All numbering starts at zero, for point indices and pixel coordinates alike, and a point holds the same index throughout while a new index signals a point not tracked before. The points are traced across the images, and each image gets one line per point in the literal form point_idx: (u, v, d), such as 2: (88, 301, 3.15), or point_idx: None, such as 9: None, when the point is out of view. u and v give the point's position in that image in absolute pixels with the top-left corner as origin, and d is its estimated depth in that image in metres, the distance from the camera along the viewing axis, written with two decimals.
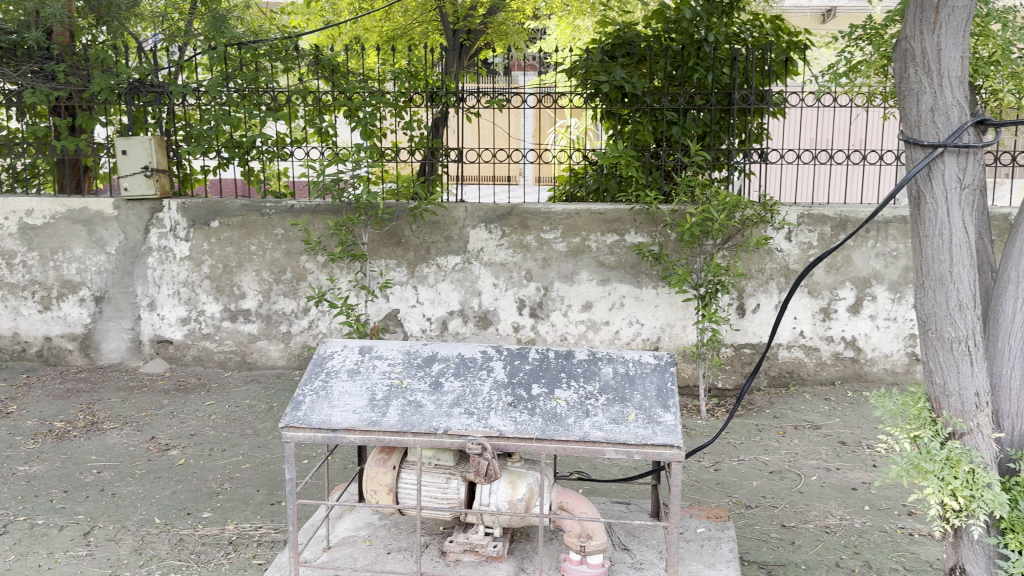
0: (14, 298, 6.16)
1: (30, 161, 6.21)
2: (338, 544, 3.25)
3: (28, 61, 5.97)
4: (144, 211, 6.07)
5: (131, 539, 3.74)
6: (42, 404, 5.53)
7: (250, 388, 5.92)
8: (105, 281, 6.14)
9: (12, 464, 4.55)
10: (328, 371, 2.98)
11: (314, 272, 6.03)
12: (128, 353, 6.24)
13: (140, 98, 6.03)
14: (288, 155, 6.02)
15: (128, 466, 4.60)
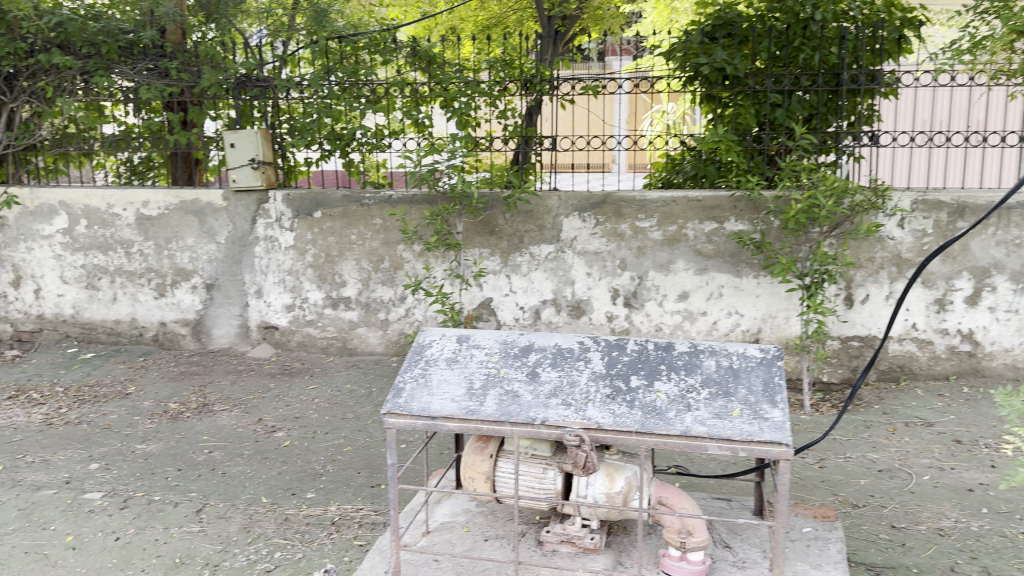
0: (132, 285, 6.49)
1: (145, 154, 6.53)
2: (437, 529, 3.28)
3: (143, 59, 6.28)
4: (251, 202, 6.29)
5: (240, 516, 3.89)
6: (158, 386, 5.82)
7: (350, 374, 6.07)
8: (215, 269, 6.40)
9: (131, 442, 4.81)
10: (427, 359, 3.00)
11: (410, 261, 6.13)
12: (237, 338, 6.50)
13: (246, 93, 6.25)
14: (387, 147, 6.17)
15: (236, 447, 4.80)
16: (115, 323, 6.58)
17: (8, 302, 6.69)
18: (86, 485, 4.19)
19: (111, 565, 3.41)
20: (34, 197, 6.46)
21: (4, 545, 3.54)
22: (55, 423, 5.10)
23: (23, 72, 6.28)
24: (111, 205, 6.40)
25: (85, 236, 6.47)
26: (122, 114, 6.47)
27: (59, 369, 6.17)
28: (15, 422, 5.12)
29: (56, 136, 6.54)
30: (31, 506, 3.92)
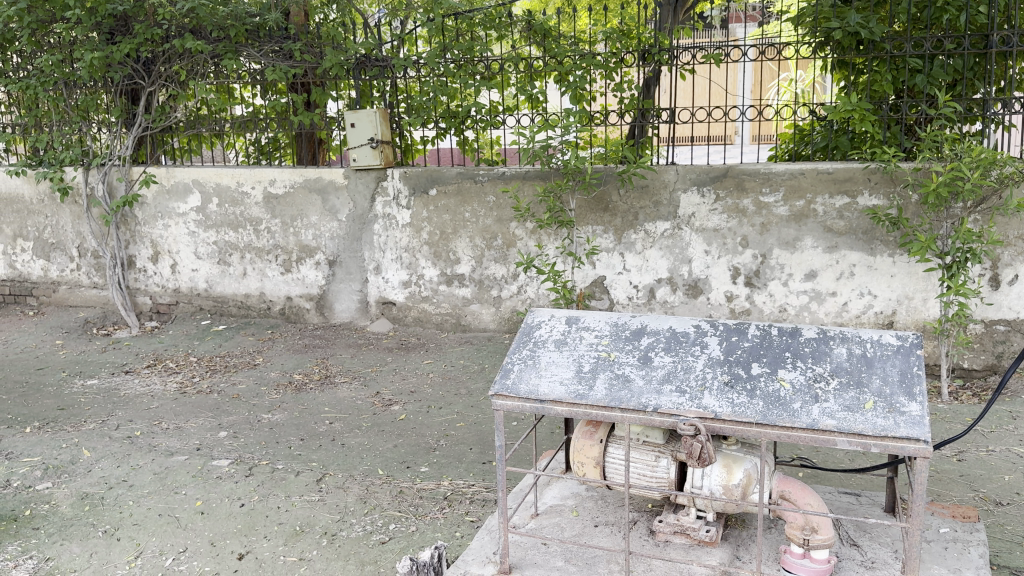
0: (261, 261, 6.77)
1: (272, 135, 6.74)
2: (546, 512, 3.25)
3: (269, 41, 6.47)
4: (370, 180, 6.39)
5: (357, 487, 3.98)
6: (283, 358, 6.07)
7: (464, 350, 6.12)
8: (336, 246, 6.57)
9: (258, 412, 5.04)
10: (535, 341, 2.95)
11: (523, 238, 6.10)
12: (357, 313, 6.70)
13: (366, 72, 6.35)
14: (501, 124, 6.15)
15: (355, 419, 4.93)
16: (245, 297, 6.90)
17: (148, 276, 7.13)
18: (215, 452, 4.41)
19: (236, 530, 3.57)
20: (170, 176, 6.81)
21: (141, 507, 3.77)
22: (189, 391, 5.41)
23: (159, 57, 6.63)
24: (240, 183, 6.66)
25: (217, 214, 6.77)
26: (251, 96, 6.69)
27: (194, 340, 6.54)
28: (154, 390, 5.46)
29: (190, 118, 6.85)
30: (166, 470, 4.16)
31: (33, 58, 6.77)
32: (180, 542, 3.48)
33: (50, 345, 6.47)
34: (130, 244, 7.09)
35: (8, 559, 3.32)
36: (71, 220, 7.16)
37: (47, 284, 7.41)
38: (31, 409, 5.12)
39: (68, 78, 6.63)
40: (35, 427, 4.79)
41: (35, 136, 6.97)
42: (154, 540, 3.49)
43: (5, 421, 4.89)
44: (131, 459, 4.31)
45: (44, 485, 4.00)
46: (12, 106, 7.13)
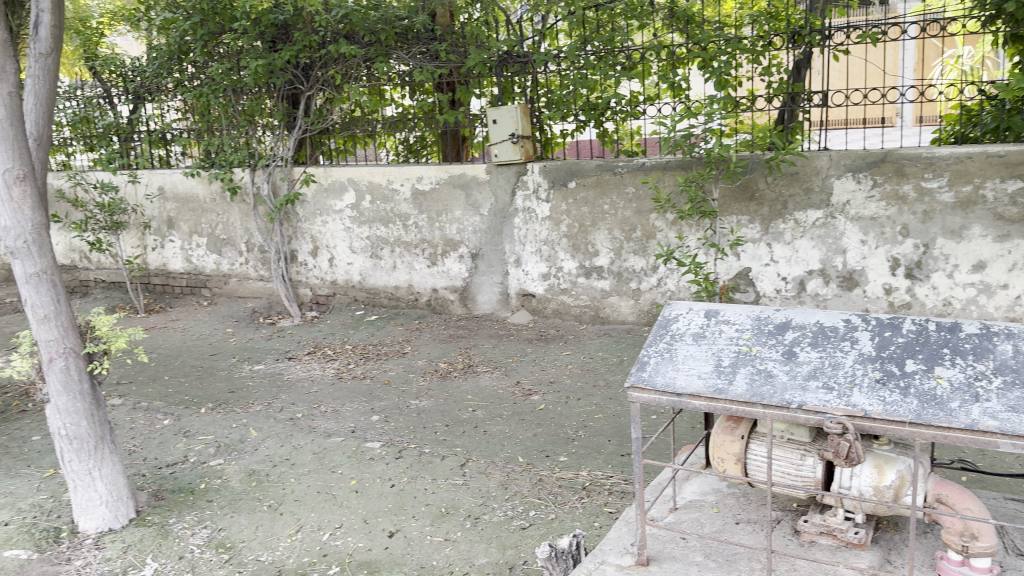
0: (409, 254, 7.07)
1: (420, 133, 7.01)
2: (685, 506, 3.24)
3: (417, 43, 6.74)
4: (511, 174, 6.52)
5: (499, 474, 4.11)
6: (429, 347, 6.32)
7: (603, 342, 6.14)
8: (479, 239, 6.76)
9: (407, 398, 5.28)
10: (673, 334, 2.93)
11: (664, 229, 6.03)
12: (499, 305, 6.87)
13: (508, 69, 6.48)
14: (641, 114, 6.15)
15: (497, 407, 5.07)
16: (395, 288, 7.23)
17: (308, 269, 7.61)
18: (368, 434, 4.67)
19: (387, 509, 3.78)
20: (328, 175, 7.24)
21: (301, 484, 4.06)
22: (344, 377, 5.76)
23: (316, 63, 7.00)
24: (391, 180, 6.97)
25: (369, 210, 7.13)
26: (399, 97, 6.93)
27: (349, 329, 6.92)
28: (313, 375, 5.85)
29: (345, 120, 7.23)
30: (323, 451, 4.45)
31: (205, 68, 7.37)
32: (336, 518, 3.72)
33: (222, 333, 7.05)
34: (292, 239, 7.59)
35: (187, 527, 3.67)
36: (240, 218, 7.77)
37: (219, 277, 8.07)
38: (205, 391, 5.61)
39: (235, 85, 7.17)
40: (209, 408, 5.25)
41: (207, 140, 7.55)
42: (313, 516, 3.75)
43: (184, 402, 5.40)
44: (292, 439, 4.64)
45: (217, 461, 4.38)
46: (186, 113, 7.74)
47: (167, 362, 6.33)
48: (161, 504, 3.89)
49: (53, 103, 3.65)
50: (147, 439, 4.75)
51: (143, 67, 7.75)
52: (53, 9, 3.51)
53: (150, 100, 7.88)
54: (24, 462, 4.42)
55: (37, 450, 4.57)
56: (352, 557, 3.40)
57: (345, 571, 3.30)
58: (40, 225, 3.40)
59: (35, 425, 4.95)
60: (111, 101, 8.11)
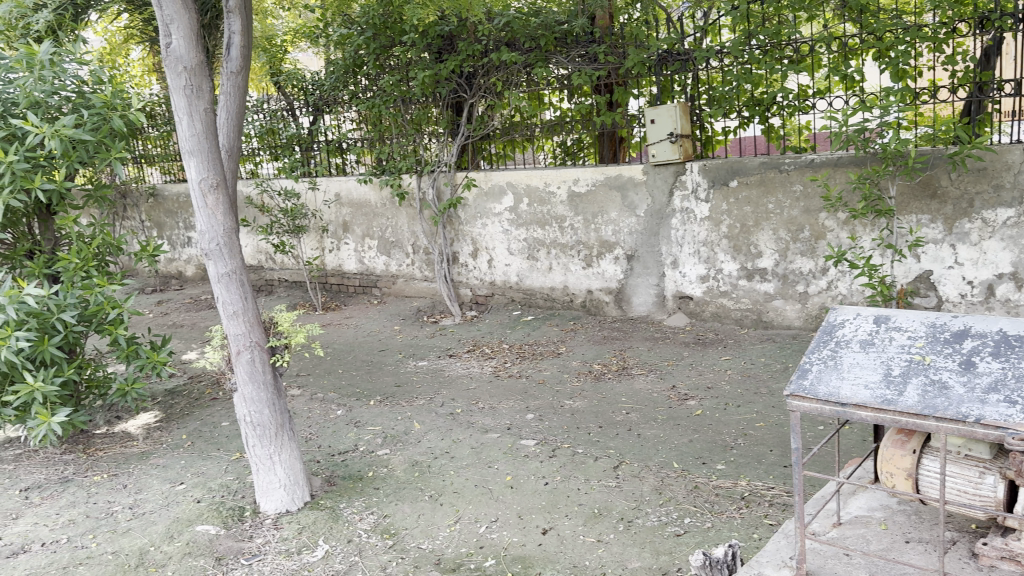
0: (565, 256, 7.13)
1: (576, 136, 7.04)
2: (849, 522, 3.07)
3: (576, 47, 6.80)
4: (669, 175, 6.42)
5: (653, 478, 4.07)
6: (585, 348, 6.35)
7: (766, 347, 5.91)
8: (635, 241, 6.71)
9: (561, 398, 5.34)
10: (838, 341, 2.78)
11: (834, 229, 5.74)
12: (655, 307, 6.79)
13: (667, 68, 6.40)
14: (811, 108, 5.79)
15: (652, 410, 5.02)
16: (551, 290, 7.31)
17: (468, 270, 7.86)
18: (523, 432, 4.78)
19: (541, 506, 3.85)
20: (488, 179, 7.44)
21: (460, 477, 4.22)
22: (502, 375, 5.91)
23: (479, 71, 7.22)
24: (548, 183, 7.07)
25: (527, 212, 7.26)
26: (558, 101, 6.99)
27: (506, 329, 7.09)
28: (472, 372, 6.06)
29: (505, 125, 7.37)
30: (481, 446, 4.60)
31: (377, 80, 7.82)
32: (492, 512, 3.83)
33: (389, 330, 7.44)
34: (454, 242, 7.87)
35: (355, 512, 3.92)
36: (407, 221, 8.17)
37: (388, 277, 8.51)
38: (374, 384, 5.96)
39: (405, 95, 7.56)
40: (377, 400, 5.57)
41: (379, 149, 7.99)
42: (470, 508, 3.89)
43: (355, 394, 5.75)
44: (452, 433, 4.83)
45: (383, 451, 4.64)
46: (360, 123, 8.20)
47: (340, 356, 6.76)
48: (333, 489, 4.18)
49: (241, 118, 4.02)
50: (321, 428, 5.11)
51: (321, 81, 8.36)
52: (243, 31, 3.88)
53: (328, 112, 8.45)
54: (215, 445, 4.89)
55: (227, 435, 5.04)
56: (507, 551, 3.49)
57: (500, 564, 3.39)
58: (230, 229, 3.75)
59: (225, 412, 5.46)
60: (293, 113, 8.77)
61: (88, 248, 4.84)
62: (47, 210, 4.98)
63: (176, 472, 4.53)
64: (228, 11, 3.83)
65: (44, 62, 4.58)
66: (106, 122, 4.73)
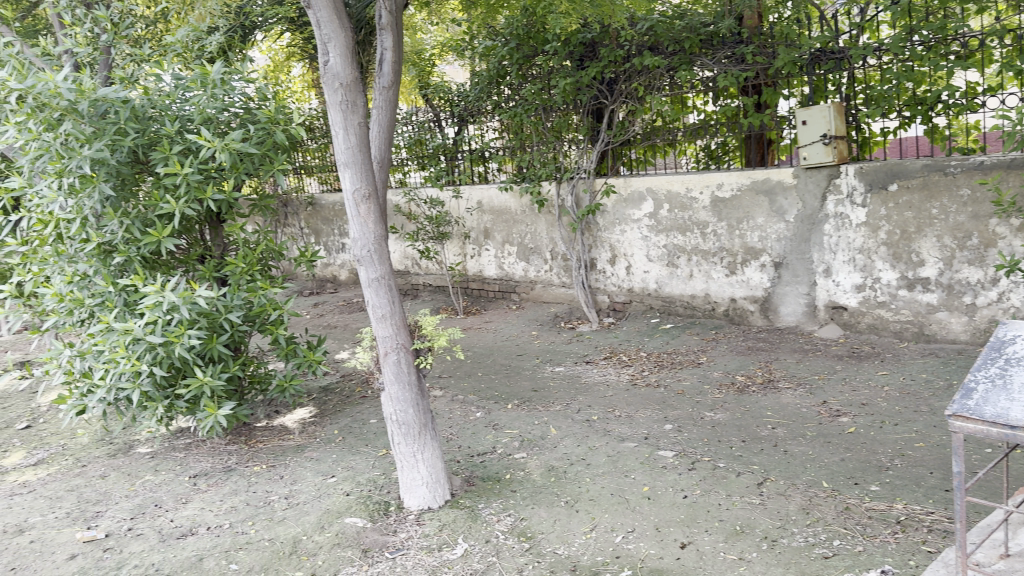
0: (707, 263, 6.97)
1: (721, 139, 6.86)
2: (1020, 554, 2.83)
3: (722, 48, 6.65)
4: (822, 178, 6.16)
5: (799, 497, 3.91)
6: (728, 359, 6.18)
7: (927, 362, 5.54)
8: (784, 248, 6.47)
9: (702, 410, 5.23)
10: (1007, 358, 2.59)
11: (1006, 237, 5.31)
12: (804, 317, 6.51)
13: (821, 67, 6.17)
14: (980, 107, 5.41)
15: (800, 426, 4.82)
16: (692, 297, 7.17)
17: (606, 277, 7.83)
18: (661, 443, 4.72)
19: (679, 520, 3.78)
20: (628, 185, 7.39)
21: (597, 485, 4.22)
22: (640, 383, 5.85)
23: (621, 76, 7.19)
24: (690, 189, 6.93)
25: (668, 218, 7.15)
26: (702, 104, 6.89)
27: (645, 337, 7.01)
28: (610, 380, 6.03)
29: (647, 130, 7.29)
30: (618, 454, 4.58)
31: (519, 89, 7.97)
32: (629, 522, 3.81)
33: (528, 335, 7.54)
34: (593, 248, 7.85)
35: (493, 513, 4.01)
36: (546, 228, 8.25)
37: (527, 282, 8.63)
38: (512, 389, 6.06)
39: (546, 104, 7.66)
40: (515, 404, 5.67)
41: (520, 156, 8.13)
42: (607, 517, 3.88)
43: (494, 398, 5.88)
44: (589, 440, 4.84)
45: (520, 455, 4.72)
46: (503, 132, 8.38)
47: (480, 360, 6.93)
48: (473, 489, 4.29)
49: (392, 130, 4.20)
50: (462, 429, 5.26)
51: (467, 92, 8.63)
52: (394, 47, 4.05)
53: (472, 122, 8.69)
54: (364, 441, 5.13)
55: (374, 431, 5.28)
56: (645, 563, 3.46)
57: None
58: (380, 237, 3.93)
59: (372, 410, 5.72)
60: (440, 124, 9.08)
61: (253, 254, 5.21)
62: (218, 218, 5.40)
63: (327, 465, 4.80)
64: (380, 28, 4.02)
65: (216, 81, 4.97)
66: (270, 136, 5.10)
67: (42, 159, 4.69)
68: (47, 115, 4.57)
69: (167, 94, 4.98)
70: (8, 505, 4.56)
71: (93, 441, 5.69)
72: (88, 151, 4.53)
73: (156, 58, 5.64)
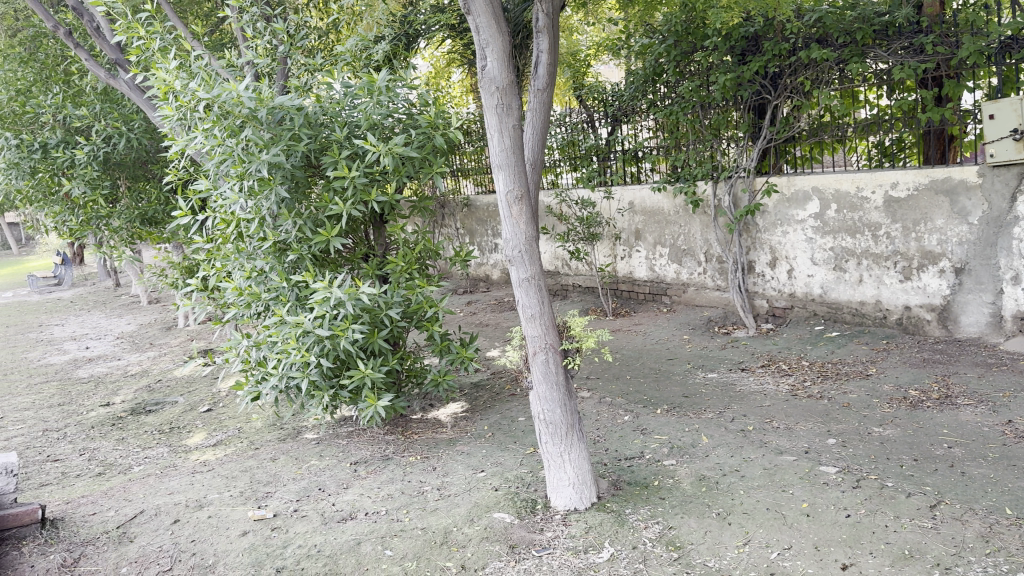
0: (879, 268, 6.54)
1: (897, 135, 6.39)
2: None
3: (899, 39, 6.20)
4: (1011, 177, 5.63)
5: (978, 523, 3.58)
6: (899, 371, 5.78)
7: None
8: (966, 252, 5.97)
9: (868, 424, 4.92)
10: None
11: None
12: (988, 328, 5.98)
13: (1012, 56, 5.67)
14: None
15: (980, 447, 4.42)
16: (860, 304, 6.76)
17: (766, 281, 7.52)
18: (823, 457, 4.47)
19: (841, 539, 3.57)
20: (791, 184, 7.07)
21: (751, 498, 4.05)
22: (799, 394, 5.57)
23: (786, 70, 6.89)
24: (861, 188, 6.53)
25: (835, 219, 6.77)
26: (875, 98, 6.46)
27: (806, 345, 6.68)
28: (767, 389, 5.79)
29: (813, 126, 6.91)
30: (774, 467, 4.39)
31: (676, 87, 7.80)
32: (785, 539, 3.64)
33: (679, 339, 7.38)
34: (751, 250, 7.57)
35: (641, 519, 3.94)
36: (701, 229, 8.05)
37: (679, 285, 8.44)
38: (662, 393, 5.95)
39: (704, 101, 7.46)
40: (666, 410, 5.56)
41: (675, 155, 7.98)
42: (762, 531, 3.72)
43: (644, 402, 5.79)
44: (744, 450, 4.67)
45: (670, 461, 4.62)
46: (658, 131, 8.23)
47: (629, 363, 6.86)
48: (621, 493, 4.24)
49: (545, 131, 4.23)
50: (610, 431, 5.23)
51: (621, 91, 8.53)
52: (550, 49, 4.08)
53: (626, 122, 8.60)
54: (513, 438, 5.21)
55: (523, 429, 5.34)
56: None
57: None
58: (531, 237, 3.96)
59: (521, 408, 5.79)
60: (593, 125, 9.06)
61: (412, 253, 5.41)
62: (381, 218, 5.66)
63: (478, 460, 4.90)
64: (537, 30, 4.06)
65: (382, 88, 5.19)
66: (430, 140, 5.27)
67: (226, 163, 5.06)
68: (230, 122, 4.94)
69: (337, 101, 5.26)
70: (191, 481, 4.98)
71: (265, 426, 6.11)
72: (267, 156, 4.87)
73: (327, 67, 5.98)
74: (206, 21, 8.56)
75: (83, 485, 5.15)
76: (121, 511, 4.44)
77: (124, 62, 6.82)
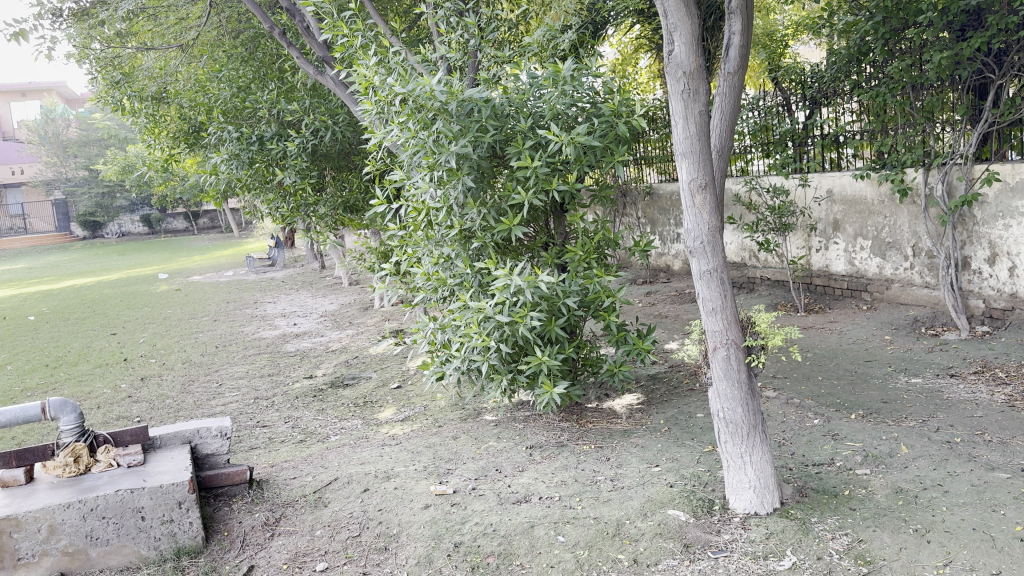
0: None
1: None
2: None
3: None
4: None
5: None
6: None
7: None
8: None
9: None
10: None
11: None
12: None
13: None
14: None
15: None
16: None
17: (983, 279, 6.78)
18: None
19: None
20: (1016, 171, 6.32)
21: (955, 516, 3.69)
22: (1018, 406, 4.99)
23: (1014, 46, 6.25)
24: None
25: None
26: None
27: None
28: (979, 398, 5.24)
29: None
30: (984, 485, 3.96)
31: (884, 66, 7.24)
32: (994, 563, 3.29)
33: (879, 339, 6.85)
34: (967, 244, 6.86)
35: (828, 529, 3.71)
36: (908, 221, 7.40)
37: (882, 281, 7.83)
38: (858, 397, 5.56)
39: (916, 81, 6.85)
40: (860, 415, 5.19)
41: (881, 141, 7.37)
42: (966, 553, 3.38)
43: (835, 405, 5.44)
44: (948, 464, 4.26)
45: (863, 471, 4.31)
46: (861, 114, 7.67)
47: (822, 362, 6.46)
48: (805, 501, 4.02)
49: (735, 117, 4.04)
50: (796, 435, 4.96)
51: (822, 72, 8.06)
52: (743, 31, 3.89)
53: (826, 105, 8.06)
54: (690, 434, 5.09)
55: (701, 426, 5.19)
56: None
57: None
58: (716, 228, 3.81)
59: (700, 403, 5.64)
60: (789, 108, 8.56)
61: (591, 243, 5.42)
62: (561, 208, 5.71)
63: (652, 453, 4.84)
64: (729, 12, 3.87)
65: (567, 77, 5.22)
66: (612, 129, 5.25)
67: (419, 154, 5.28)
68: (423, 115, 5.13)
69: (523, 92, 5.37)
70: (380, 453, 5.32)
71: (449, 405, 6.39)
72: (455, 148, 5.04)
73: (514, 59, 6.11)
74: (404, 18, 9.05)
75: (287, 450, 5.64)
76: (317, 477, 4.82)
77: (331, 59, 7.33)
